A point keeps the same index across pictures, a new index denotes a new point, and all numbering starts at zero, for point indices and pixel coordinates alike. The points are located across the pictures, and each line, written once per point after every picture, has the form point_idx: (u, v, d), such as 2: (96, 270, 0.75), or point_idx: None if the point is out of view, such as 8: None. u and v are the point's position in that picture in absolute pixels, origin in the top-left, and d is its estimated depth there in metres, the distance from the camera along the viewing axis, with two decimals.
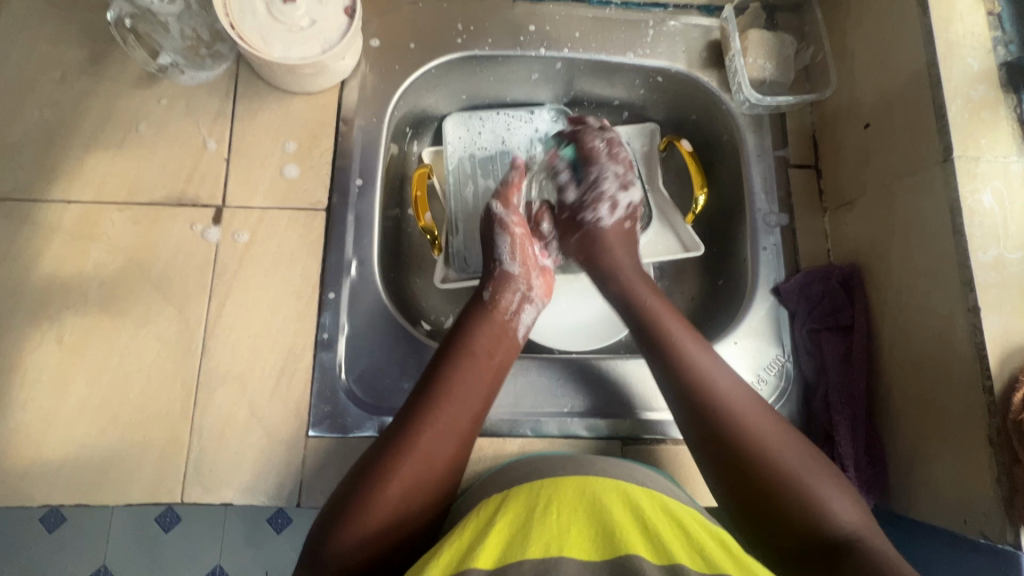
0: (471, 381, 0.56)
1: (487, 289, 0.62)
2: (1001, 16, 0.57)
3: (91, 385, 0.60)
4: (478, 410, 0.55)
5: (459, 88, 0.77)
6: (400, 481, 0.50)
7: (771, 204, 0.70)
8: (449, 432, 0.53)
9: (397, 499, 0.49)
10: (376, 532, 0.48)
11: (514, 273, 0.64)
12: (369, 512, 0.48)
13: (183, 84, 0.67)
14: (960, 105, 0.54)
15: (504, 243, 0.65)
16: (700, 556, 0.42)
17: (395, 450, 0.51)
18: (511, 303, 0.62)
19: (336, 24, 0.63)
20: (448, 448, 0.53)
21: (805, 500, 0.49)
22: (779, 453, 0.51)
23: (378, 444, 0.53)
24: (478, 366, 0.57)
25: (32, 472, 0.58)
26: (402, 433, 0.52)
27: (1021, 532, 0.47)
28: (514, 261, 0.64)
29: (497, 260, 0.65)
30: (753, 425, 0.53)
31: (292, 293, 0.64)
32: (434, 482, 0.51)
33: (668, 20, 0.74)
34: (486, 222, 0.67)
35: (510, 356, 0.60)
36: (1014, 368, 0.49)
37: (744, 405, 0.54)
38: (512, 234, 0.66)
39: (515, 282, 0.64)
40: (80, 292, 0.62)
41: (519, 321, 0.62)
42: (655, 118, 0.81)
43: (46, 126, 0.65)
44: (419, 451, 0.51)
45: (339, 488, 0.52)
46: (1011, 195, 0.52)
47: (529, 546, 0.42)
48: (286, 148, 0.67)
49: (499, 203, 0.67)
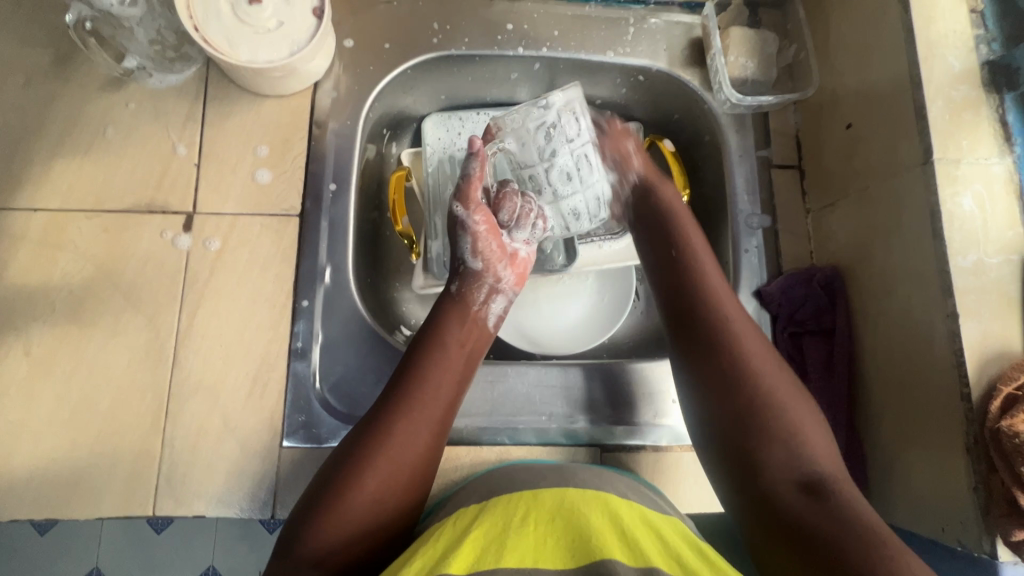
0: (445, 367, 0.56)
1: (453, 284, 0.61)
2: (984, 13, 0.56)
3: (60, 397, 0.59)
4: (450, 399, 0.55)
5: (437, 87, 0.75)
6: (378, 474, 0.49)
7: (754, 206, 0.69)
8: (426, 419, 0.52)
9: (377, 489, 0.49)
10: (356, 527, 0.48)
11: (478, 270, 0.62)
12: (344, 504, 0.48)
13: (151, 88, 0.66)
14: (941, 106, 0.53)
15: (466, 243, 0.62)
16: (677, 561, 0.41)
17: (374, 441, 0.50)
18: (479, 295, 0.62)
19: (305, 26, 0.61)
20: (426, 435, 0.52)
21: (790, 444, 0.50)
22: (781, 412, 0.51)
23: (349, 438, 0.52)
24: (455, 350, 0.57)
25: (1, 486, 0.57)
26: (381, 423, 0.51)
27: (997, 541, 0.46)
28: (476, 258, 0.62)
29: (460, 259, 0.62)
30: (761, 380, 0.52)
31: (266, 301, 0.63)
32: (412, 472, 0.51)
33: (649, 18, 0.72)
34: (448, 220, 0.63)
35: (480, 347, 0.60)
36: (993, 375, 0.48)
37: (761, 360, 0.54)
38: (474, 234, 0.61)
39: (482, 277, 0.62)
40: (47, 303, 0.60)
41: (488, 310, 0.62)
42: (638, 117, 0.80)
43: (10, 132, 0.64)
44: (398, 438, 0.51)
45: (314, 482, 0.51)
46: (992, 197, 0.51)
47: (505, 555, 0.41)
48: (258, 153, 0.66)
49: (459, 203, 0.61)
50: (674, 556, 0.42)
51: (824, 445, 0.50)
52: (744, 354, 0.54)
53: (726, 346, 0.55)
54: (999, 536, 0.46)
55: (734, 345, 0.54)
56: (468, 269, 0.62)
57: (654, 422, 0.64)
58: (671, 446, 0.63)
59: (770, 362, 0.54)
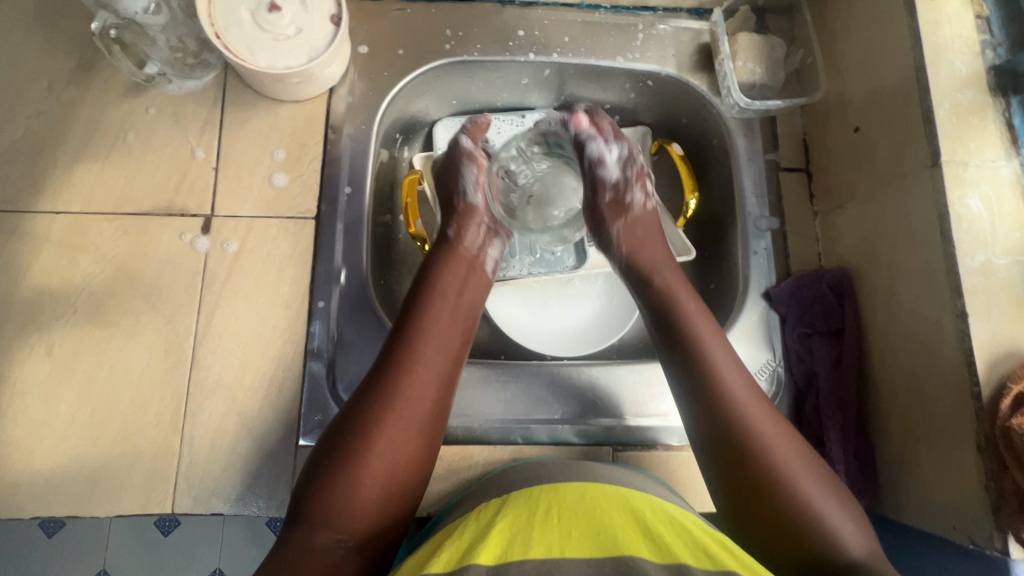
0: (436, 350, 0.55)
1: (451, 226, 0.63)
2: (989, 18, 0.56)
3: (81, 396, 0.60)
4: (444, 381, 0.55)
5: (449, 93, 0.77)
6: (387, 435, 0.50)
7: (762, 208, 0.70)
8: (428, 378, 0.54)
9: (386, 453, 0.50)
10: (371, 492, 0.48)
11: (477, 205, 0.64)
12: (348, 489, 0.48)
13: (171, 93, 0.67)
14: (948, 110, 0.54)
15: (469, 174, 0.65)
16: (703, 553, 0.42)
17: (378, 404, 0.51)
18: (477, 238, 0.64)
19: (322, 32, 0.63)
20: (430, 394, 0.53)
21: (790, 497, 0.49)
22: (763, 438, 0.51)
23: (342, 421, 0.52)
24: (452, 305, 0.59)
25: (23, 484, 0.58)
26: (385, 387, 0.52)
27: (1009, 539, 0.47)
28: (476, 194, 0.65)
29: (460, 191, 0.65)
30: (738, 401, 0.53)
31: (282, 301, 0.64)
32: (420, 432, 0.52)
33: (657, 24, 0.74)
34: (448, 159, 0.66)
35: (479, 295, 0.62)
36: (1003, 374, 0.49)
37: (735, 384, 0.54)
38: (479, 167, 0.66)
39: (479, 215, 0.65)
40: (69, 304, 0.62)
41: (486, 256, 0.64)
42: (646, 122, 0.81)
43: (33, 137, 0.65)
44: (401, 401, 0.52)
45: (311, 466, 0.50)
46: (999, 199, 0.52)
47: (531, 548, 0.41)
48: (274, 156, 0.67)
49: (466, 137, 0.67)
50: (700, 548, 0.42)
51: (804, 465, 0.51)
52: (721, 381, 0.54)
53: (708, 370, 0.54)
54: (1011, 534, 0.46)
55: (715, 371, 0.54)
56: (466, 198, 0.65)
57: (665, 422, 0.64)
58: (681, 445, 0.64)
59: (743, 377, 0.55)
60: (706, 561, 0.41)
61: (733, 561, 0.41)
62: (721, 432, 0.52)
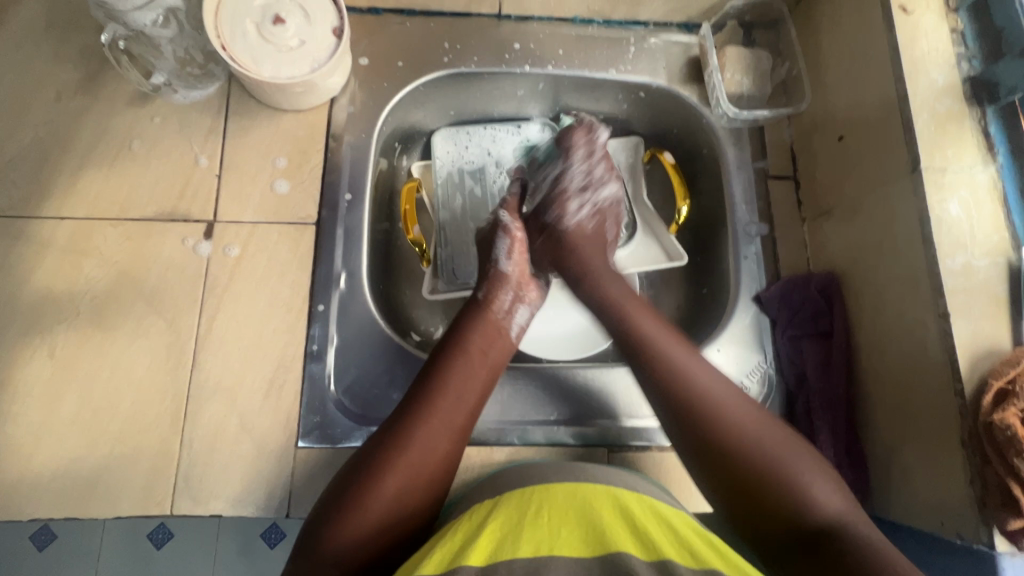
0: (452, 411, 0.54)
1: (482, 287, 0.64)
2: (964, 33, 0.59)
3: (82, 398, 0.60)
4: (453, 441, 0.53)
5: (447, 103, 0.79)
6: (391, 484, 0.49)
7: (751, 215, 0.72)
8: (445, 426, 0.53)
9: (396, 489, 0.49)
10: (375, 530, 0.48)
11: (508, 273, 0.65)
12: (345, 531, 0.47)
13: (176, 102, 0.69)
14: (926, 119, 0.56)
15: (502, 245, 0.66)
16: (687, 551, 0.42)
17: (386, 453, 0.51)
18: (505, 303, 0.63)
19: (324, 44, 0.65)
20: (445, 438, 0.53)
21: (791, 491, 0.48)
22: (742, 426, 0.52)
23: (353, 464, 0.51)
24: (468, 366, 0.57)
25: (22, 486, 0.58)
26: (395, 435, 0.52)
27: (994, 531, 0.48)
28: (509, 261, 0.66)
29: (493, 260, 0.66)
30: (716, 395, 0.53)
31: (282, 305, 0.65)
32: (427, 483, 0.51)
33: (649, 37, 0.76)
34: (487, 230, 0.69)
35: (503, 357, 0.60)
36: (984, 372, 0.50)
37: (709, 382, 0.54)
38: (513, 237, 0.67)
39: (508, 283, 0.65)
40: (72, 307, 0.62)
41: (513, 320, 0.63)
42: (639, 132, 0.83)
43: (41, 145, 0.67)
44: (409, 456, 0.51)
45: (324, 496, 0.51)
46: (977, 203, 0.54)
47: (519, 548, 0.42)
48: (276, 164, 0.69)
49: (506, 211, 0.68)
50: (685, 546, 0.43)
51: (810, 465, 0.50)
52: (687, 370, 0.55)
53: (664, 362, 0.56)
54: (996, 526, 0.48)
55: (701, 384, 0.54)
56: (501, 272, 0.65)
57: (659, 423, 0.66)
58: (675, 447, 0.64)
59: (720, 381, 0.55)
60: (689, 558, 0.42)
61: (715, 559, 0.41)
62: (702, 424, 0.52)
